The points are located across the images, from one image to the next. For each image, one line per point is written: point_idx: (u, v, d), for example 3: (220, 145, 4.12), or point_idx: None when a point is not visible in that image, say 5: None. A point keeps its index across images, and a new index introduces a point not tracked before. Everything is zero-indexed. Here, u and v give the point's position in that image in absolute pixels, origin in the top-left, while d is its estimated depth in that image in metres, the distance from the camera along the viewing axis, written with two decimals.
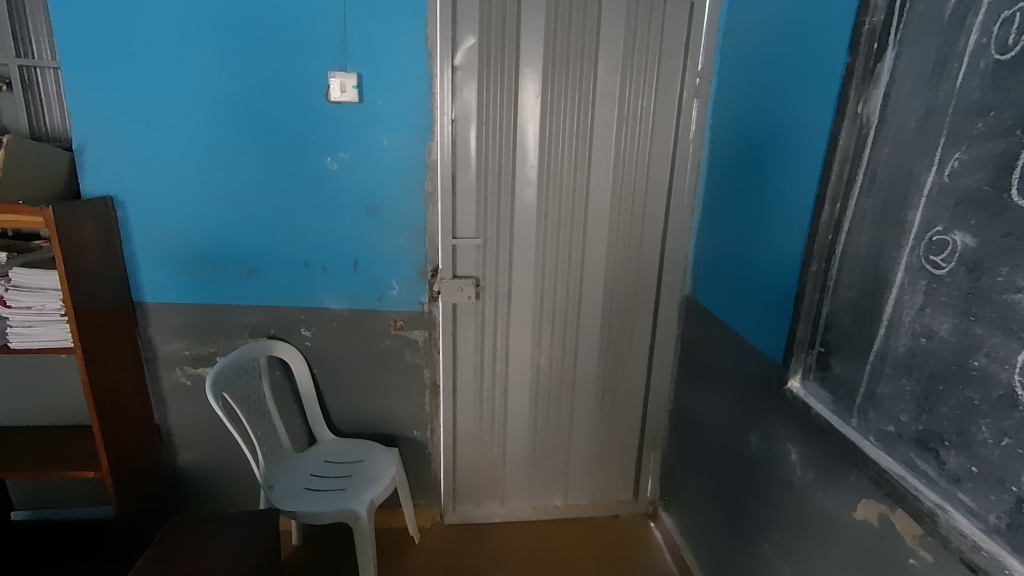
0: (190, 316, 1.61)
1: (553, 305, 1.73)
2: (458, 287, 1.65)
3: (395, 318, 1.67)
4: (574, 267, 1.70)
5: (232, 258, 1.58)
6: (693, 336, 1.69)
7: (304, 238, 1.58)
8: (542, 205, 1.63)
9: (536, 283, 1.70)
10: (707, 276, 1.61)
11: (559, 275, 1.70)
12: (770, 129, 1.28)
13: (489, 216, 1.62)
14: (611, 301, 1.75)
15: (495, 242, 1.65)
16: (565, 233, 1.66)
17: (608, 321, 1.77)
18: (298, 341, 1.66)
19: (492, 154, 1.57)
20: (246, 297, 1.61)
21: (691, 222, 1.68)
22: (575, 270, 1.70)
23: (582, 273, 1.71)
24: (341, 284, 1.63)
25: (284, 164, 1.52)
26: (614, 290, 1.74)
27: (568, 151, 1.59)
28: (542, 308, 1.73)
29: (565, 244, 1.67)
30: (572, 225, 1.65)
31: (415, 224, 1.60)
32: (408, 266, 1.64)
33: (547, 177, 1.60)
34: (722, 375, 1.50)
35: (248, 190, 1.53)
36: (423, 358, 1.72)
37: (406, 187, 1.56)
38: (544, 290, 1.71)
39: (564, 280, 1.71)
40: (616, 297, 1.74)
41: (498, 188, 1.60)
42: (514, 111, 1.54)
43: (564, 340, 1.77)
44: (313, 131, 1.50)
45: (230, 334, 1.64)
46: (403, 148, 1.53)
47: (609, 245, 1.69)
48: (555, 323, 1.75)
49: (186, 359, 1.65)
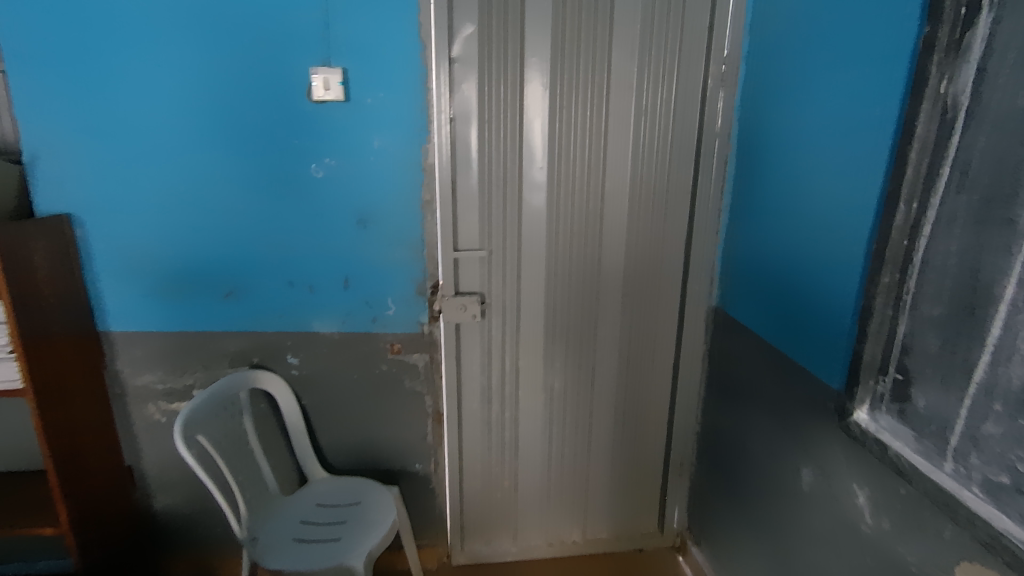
0: (162, 346, 1.44)
1: (566, 322, 1.56)
2: (462, 305, 1.47)
3: (392, 340, 1.50)
4: (589, 278, 1.53)
5: (208, 279, 1.41)
6: (724, 352, 1.53)
7: (289, 254, 1.41)
8: (553, 211, 1.46)
9: (548, 299, 1.53)
10: (737, 286, 1.44)
11: (574, 288, 1.53)
12: (813, 120, 1.11)
13: (495, 224, 1.45)
14: (631, 316, 1.58)
15: (501, 254, 1.48)
16: (579, 242, 1.50)
17: (627, 337, 1.60)
18: (284, 370, 1.49)
19: (497, 155, 1.40)
20: (225, 321, 1.44)
21: (719, 226, 1.52)
22: (591, 283, 1.54)
23: (598, 285, 1.54)
24: (330, 304, 1.46)
25: (264, 172, 1.35)
26: (633, 305, 1.57)
27: (580, 151, 1.42)
28: (554, 325, 1.56)
29: (579, 255, 1.51)
30: (586, 233, 1.49)
31: (412, 236, 1.43)
32: (405, 284, 1.47)
33: (558, 180, 1.44)
34: (760, 397, 1.34)
35: (225, 203, 1.36)
36: (424, 385, 1.56)
37: (400, 194, 1.40)
38: (556, 306, 1.54)
39: (579, 294, 1.54)
40: (636, 311, 1.58)
41: (504, 193, 1.43)
42: (519, 106, 1.37)
43: (581, 360, 1.60)
44: (296, 135, 1.33)
45: (208, 364, 1.47)
46: (397, 152, 1.37)
47: (627, 255, 1.52)
48: (571, 340, 1.58)
49: (160, 394, 1.48)
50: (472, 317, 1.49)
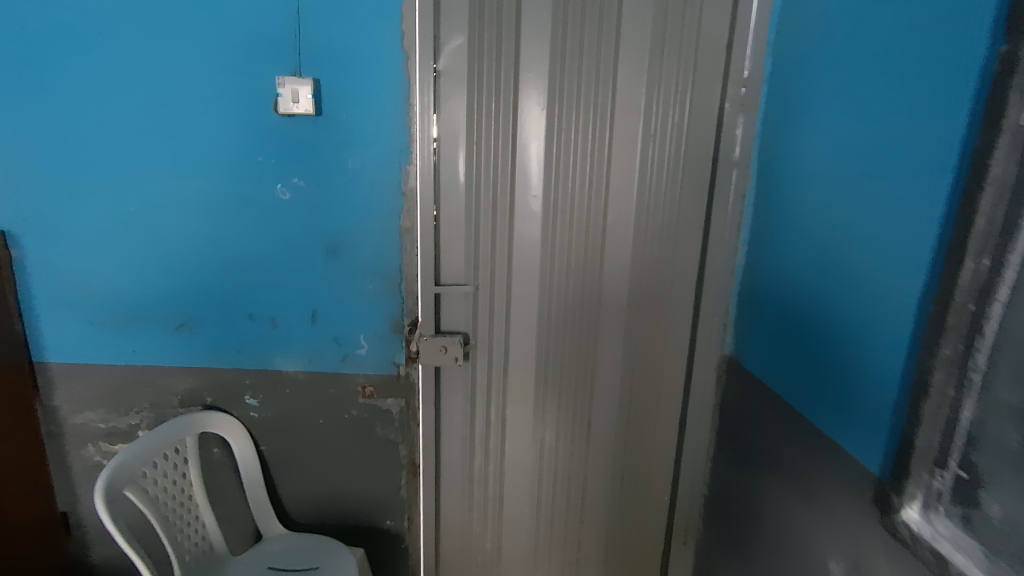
0: (104, 381, 1.29)
1: (560, 368, 1.39)
2: (442, 346, 1.30)
3: (363, 383, 1.34)
4: (586, 320, 1.37)
5: (158, 309, 1.26)
6: (735, 408, 1.35)
7: (250, 283, 1.26)
8: (547, 244, 1.30)
9: (539, 342, 1.37)
10: (753, 335, 1.27)
11: (569, 330, 1.37)
12: (848, 151, 0.95)
13: (482, 256, 1.29)
14: (631, 363, 1.41)
15: (489, 290, 1.32)
16: (575, 279, 1.34)
17: (627, 386, 1.43)
18: (242, 413, 1.33)
19: (485, 180, 1.25)
20: (176, 357, 1.29)
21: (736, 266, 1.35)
22: (588, 325, 1.37)
23: (596, 329, 1.38)
24: (294, 340, 1.30)
25: (223, 191, 1.20)
26: (635, 351, 1.40)
27: (579, 178, 1.27)
28: (546, 371, 1.39)
29: (576, 294, 1.35)
30: (584, 270, 1.33)
31: (388, 266, 1.27)
32: (380, 320, 1.30)
33: (554, 209, 1.28)
34: (779, 468, 1.15)
35: (179, 225, 1.21)
36: (398, 433, 1.39)
37: (376, 220, 1.25)
38: (548, 350, 1.38)
39: (574, 337, 1.37)
40: (638, 357, 1.41)
41: (493, 222, 1.27)
42: (512, 126, 1.22)
43: (575, 410, 1.43)
44: (260, 151, 1.19)
45: (156, 403, 1.31)
46: (373, 173, 1.22)
47: (629, 295, 1.36)
48: (565, 388, 1.41)
49: (101, 434, 1.32)
50: (451, 360, 1.31)
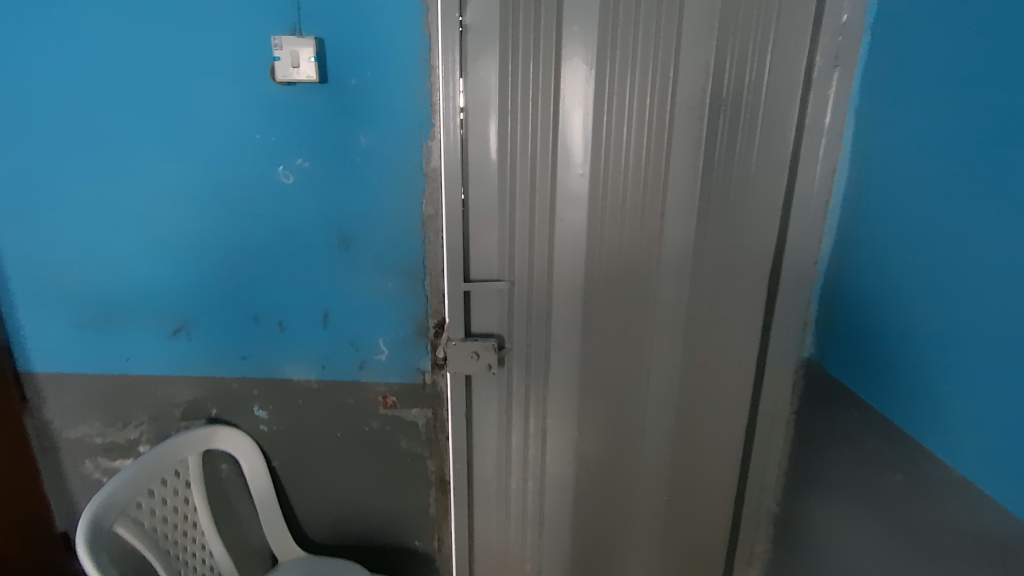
0: (99, 392, 1.16)
1: (606, 374, 1.20)
2: (473, 351, 1.12)
3: (384, 392, 1.18)
4: (637, 320, 1.17)
5: (151, 311, 1.11)
6: (812, 423, 1.14)
7: (252, 281, 1.10)
8: (594, 231, 1.10)
9: (582, 346, 1.18)
10: (839, 337, 1.05)
11: (617, 333, 1.18)
12: (977, 101, 0.73)
13: (518, 247, 1.11)
14: (690, 367, 1.21)
15: (525, 286, 1.13)
16: (625, 272, 1.13)
17: (684, 394, 1.23)
18: (251, 425, 1.19)
19: (521, 156, 1.05)
20: (173, 365, 1.14)
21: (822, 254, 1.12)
22: (638, 325, 1.17)
23: (649, 330, 1.18)
24: (305, 345, 1.14)
25: (217, 175, 1.04)
26: (694, 354, 1.20)
27: (633, 153, 1.06)
28: (590, 378, 1.20)
29: (625, 290, 1.15)
30: (635, 262, 1.13)
31: (409, 260, 1.10)
32: (401, 322, 1.13)
33: (602, 191, 1.08)
34: (872, 500, 0.96)
35: (170, 215, 1.06)
36: (425, 447, 1.23)
37: (394, 207, 1.06)
38: (593, 355, 1.18)
39: (623, 339, 1.18)
40: (698, 361, 1.21)
41: (531, 207, 1.08)
42: (552, 91, 1.02)
43: (623, 422, 1.25)
44: (257, 128, 1.01)
45: (156, 416, 1.18)
46: (389, 151, 1.03)
47: (688, 289, 1.15)
48: (611, 397, 1.22)
49: (99, 449, 1.19)
50: (482, 367, 1.13)
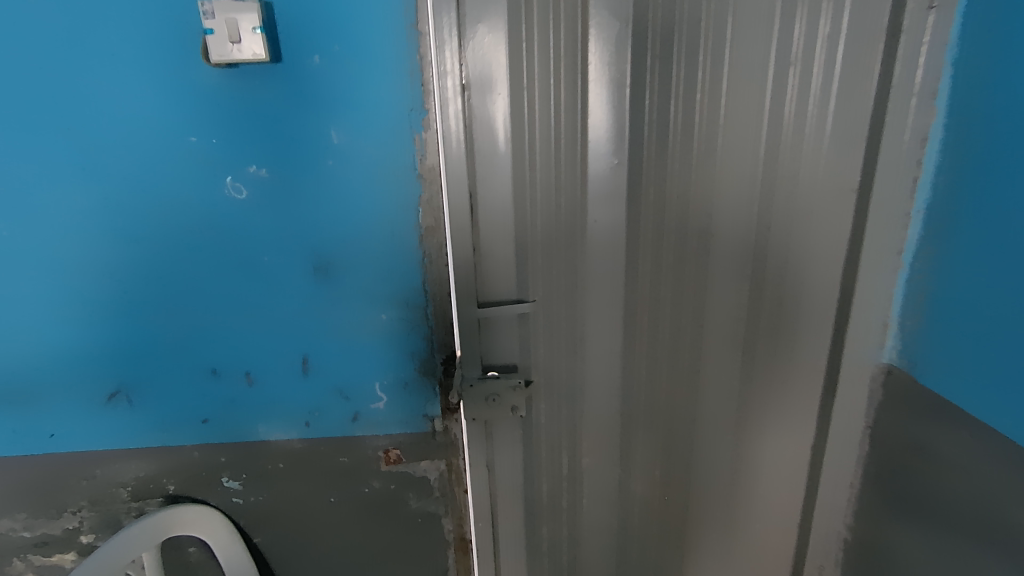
0: (18, 478, 0.91)
1: (650, 402, 1.00)
2: (492, 395, 0.93)
3: (386, 446, 0.96)
4: (686, 335, 0.96)
5: (76, 375, 0.86)
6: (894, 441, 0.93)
7: (206, 326, 0.86)
8: (635, 232, 0.88)
9: (621, 371, 0.97)
10: (932, 338, 0.85)
11: (662, 352, 0.97)
12: None
13: (540, 259, 0.88)
14: (751, 387, 1.01)
15: (550, 305, 0.91)
16: (672, 280, 0.92)
17: (745, 419, 1.02)
18: (222, 498, 0.96)
19: (541, 143, 0.82)
20: (113, 439, 0.90)
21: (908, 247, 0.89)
22: (687, 341, 0.96)
23: (699, 345, 0.97)
24: (281, 399, 0.90)
25: (145, 195, 0.79)
26: (756, 372, 1.00)
27: (680, 132, 0.84)
28: (631, 407, 1.00)
29: (671, 300, 0.93)
30: (683, 266, 0.91)
31: (406, 285, 0.86)
32: (401, 362, 0.91)
33: (643, 183, 0.86)
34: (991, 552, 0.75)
35: (88, 251, 0.81)
36: (439, 504, 1.02)
37: (382, 220, 0.82)
38: (634, 380, 0.98)
39: (669, 359, 0.97)
40: (762, 379, 1.00)
41: (555, 208, 0.85)
42: (577, 58, 0.79)
43: (671, 455, 1.04)
44: (193, 128, 0.76)
45: (98, 499, 0.94)
46: (371, 150, 0.79)
47: (750, 295, 0.94)
48: (657, 427, 1.02)
49: (28, 545, 0.95)
50: (505, 411, 0.94)
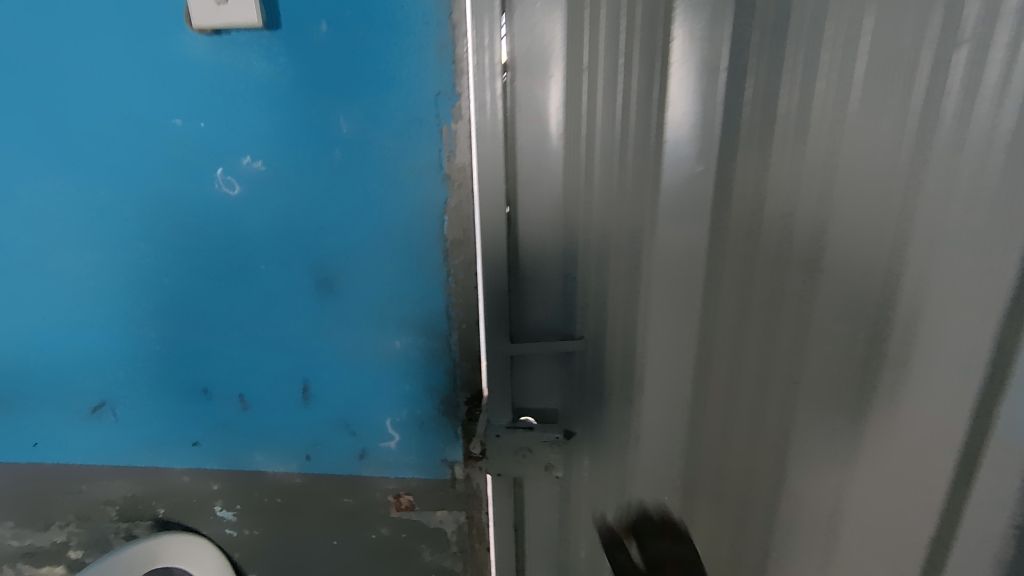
0: (6, 486, 0.84)
1: (720, 479, 0.78)
2: (523, 449, 0.74)
3: (396, 492, 0.82)
4: (774, 405, 0.72)
5: (60, 382, 0.77)
6: None
7: (197, 340, 0.74)
8: (717, 265, 0.67)
9: (686, 436, 0.76)
10: None
11: (739, 419, 0.74)
12: None
13: (594, 288, 0.70)
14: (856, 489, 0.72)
15: (602, 346, 0.73)
16: (761, 330, 0.69)
17: (844, 526, 0.74)
18: (216, 529, 0.86)
19: (602, 142, 0.63)
20: (99, 454, 0.81)
21: None
22: (775, 413, 0.72)
23: (789, 421, 0.72)
24: (278, 428, 0.78)
25: (129, 187, 0.67)
26: (864, 469, 0.71)
27: (792, 137, 0.59)
28: (694, 480, 0.79)
29: (757, 356, 0.70)
30: (778, 313, 0.68)
31: (425, 309, 0.71)
32: (417, 398, 0.76)
33: (733, 201, 0.64)
34: None
35: (70, 248, 0.71)
36: (456, 560, 0.87)
37: (399, 229, 0.67)
38: (702, 447, 0.77)
39: (749, 431, 0.74)
40: (877, 482, 0.71)
41: (617, 228, 0.66)
42: (658, 32, 0.58)
43: (740, 550, 0.81)
44: (180, 110, 0.63)
45: (85, 515, 0.85)
46: (388, 144, 0.64)
47: (868, 367, 0.66)
48: (726, 512, 0.79)
49: (18, 554, 0.89)
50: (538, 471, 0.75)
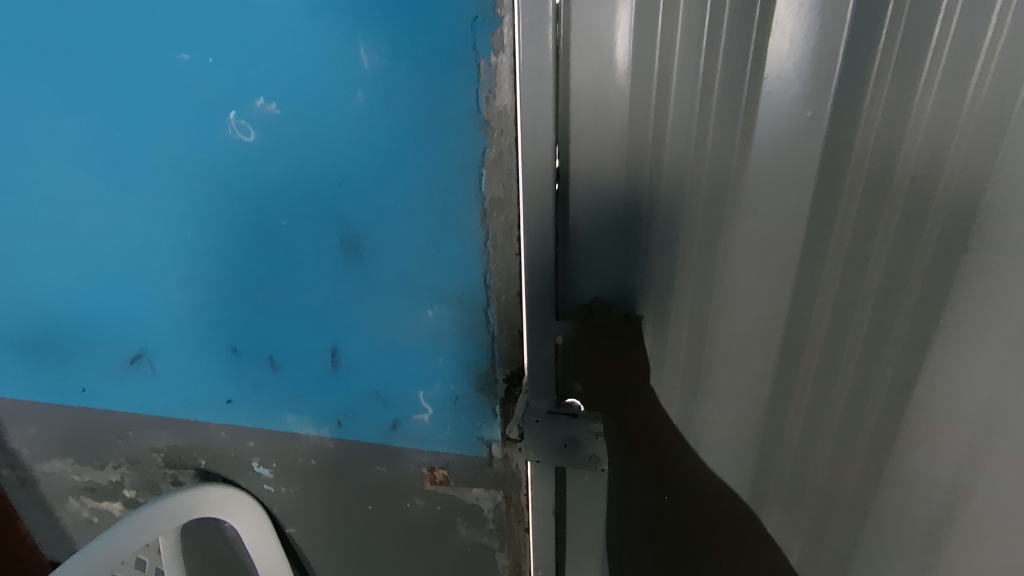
0: (62, 426, 0.86)
1: (797, 487, 0.66)
2: (565, 439, 0.64)
3: (431, 465, 0.77)
4: (875, 409, 0.59)
5: (98, 332, 0.76)
6: None
7: (224, 297, 0.70)
8: (818, 241, 0.53)
9: (760, 438, 0.65)
10: None
11: (829, 425, 0.62)
12: None
13: (659, 261, 0.58)
14: (970, 502, 0.61)
15: (665, 330, 0.62)
16: (872, 323, 0.55)
17: (947, 541, 0.64)
18: (254, 483, 0.85)
19: (679, 81, 0.49)
20: (141, 404, 0.80)
21: None
22: (874, 418, 0.60)
23: (891, 427, 0.60)
24: (310, 393, 0.74)
25: (140, 130, 0.61)
26: (983, 483, 0.60)
27: (950, 71, 0.44)
28: (766, 486, 0.68)
29: (862, 353, 0.57)
30: (897, 303, 0.54)
31: (460, 277, 0.63)
32: (452, 372, 0.69)
33: (849, 160, 0.49)
34: None
35: (93, 196, 0.67)
36: (494, 538, 0.82)
37: (429, 185, 0.58)
38: (779, 452, 0.65)
39: (839, 438, 0.62)
40: (996, 496, 0.60)
41: (691, 189, 0.53)
42: None
43: (813, 559, 0.71)
44: (183, 43, 0.55)
45: (134, 460, 0.87)
46: (415, 82, 0.53)
47: (1009, 369, 0.54)
48: (800, 520, 0.68)
49: (80, 487, 0.93)
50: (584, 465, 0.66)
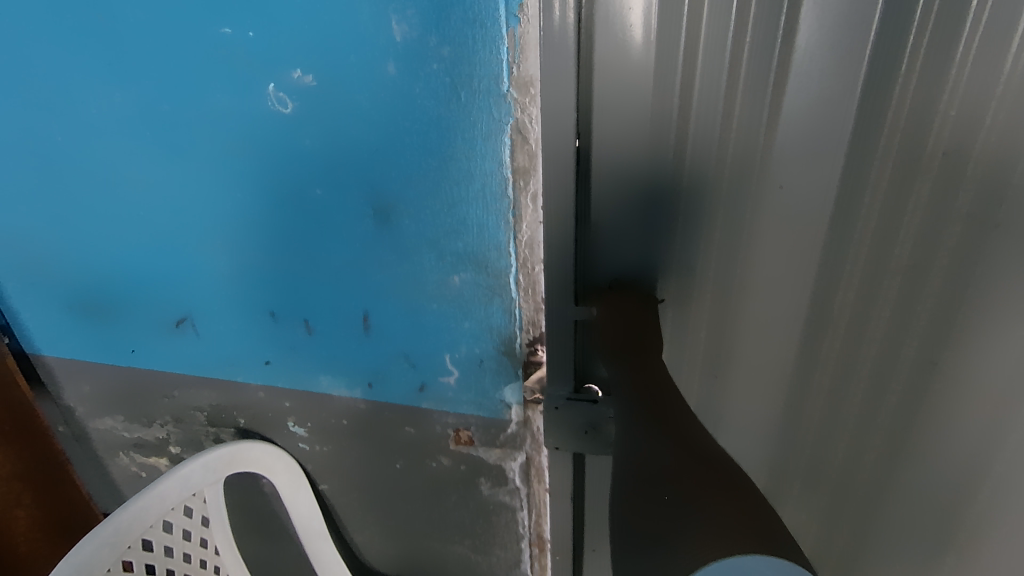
0: (113, 386, 0.92)
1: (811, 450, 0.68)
2: (586, 425, 0.69)
3: (456, 426, 0.80)
4: (890, 376, 0.61)
5: (145, 295, 0.81)
6: None
7: (263, 262, 0.74)
8: (835, 208, 0.54)
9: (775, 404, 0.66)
10: None
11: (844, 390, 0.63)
12: None
13: (678, 234, 0.59)
14: (984, 464, 0.63)
15: (682, 301, 0.63)
16: (889, 289, 0.56)
17: (959, 502, 0.66)
18: (289, 441, 0.90)
19: (701, 51, 0.50)
20: (185, 365, 0.86)
21: None
22: (889, 385, 0.61)
23: (907, 393, 0.61)
24: (342, 355, 0.78)
25: (185, 103, 0.65)
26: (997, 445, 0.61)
27: (978, 39, 0.44)
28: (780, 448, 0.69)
29: (879, 320, 0.58)
30: (915, 270, 0.55)
31: (485, 243, 0.65)
32: (477, 336, 0.72)
33: (868, 127, 0.50)
34: None
35: (141, 165, 0.71)
36: (516, 497, 0.85)
37: (456, 152, 0.60)
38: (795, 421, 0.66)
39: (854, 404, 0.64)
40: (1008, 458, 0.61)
41: (710, 160, 0.54)
42: None
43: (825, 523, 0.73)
44: (224, 16, 0.58)
45: (179, 418, 0.92)
46: (443, 53, 0.55)
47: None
48: (816, 488, 0.70)
49: (130, 443, 0.99)
50: (604, 448, 0.69)
